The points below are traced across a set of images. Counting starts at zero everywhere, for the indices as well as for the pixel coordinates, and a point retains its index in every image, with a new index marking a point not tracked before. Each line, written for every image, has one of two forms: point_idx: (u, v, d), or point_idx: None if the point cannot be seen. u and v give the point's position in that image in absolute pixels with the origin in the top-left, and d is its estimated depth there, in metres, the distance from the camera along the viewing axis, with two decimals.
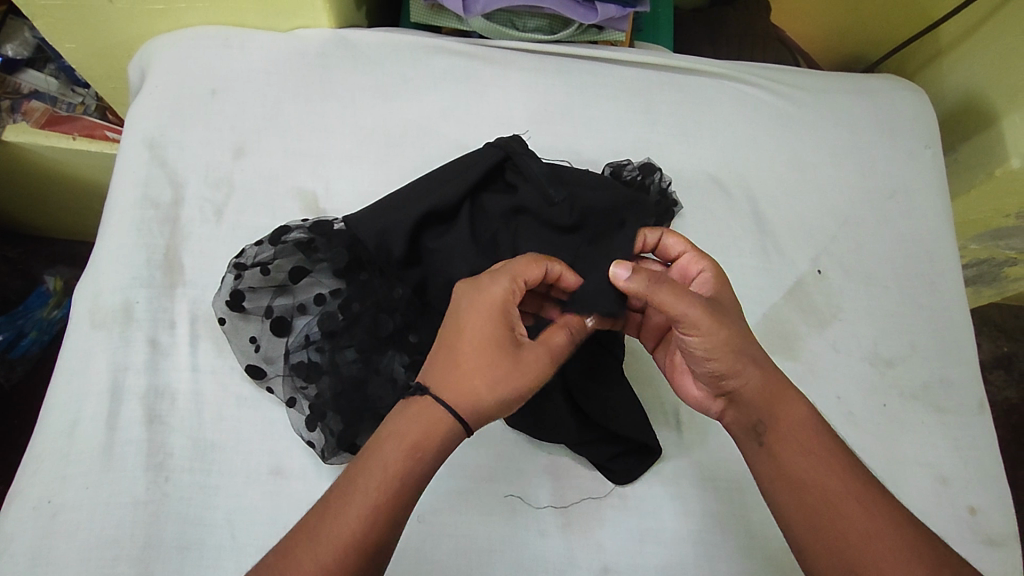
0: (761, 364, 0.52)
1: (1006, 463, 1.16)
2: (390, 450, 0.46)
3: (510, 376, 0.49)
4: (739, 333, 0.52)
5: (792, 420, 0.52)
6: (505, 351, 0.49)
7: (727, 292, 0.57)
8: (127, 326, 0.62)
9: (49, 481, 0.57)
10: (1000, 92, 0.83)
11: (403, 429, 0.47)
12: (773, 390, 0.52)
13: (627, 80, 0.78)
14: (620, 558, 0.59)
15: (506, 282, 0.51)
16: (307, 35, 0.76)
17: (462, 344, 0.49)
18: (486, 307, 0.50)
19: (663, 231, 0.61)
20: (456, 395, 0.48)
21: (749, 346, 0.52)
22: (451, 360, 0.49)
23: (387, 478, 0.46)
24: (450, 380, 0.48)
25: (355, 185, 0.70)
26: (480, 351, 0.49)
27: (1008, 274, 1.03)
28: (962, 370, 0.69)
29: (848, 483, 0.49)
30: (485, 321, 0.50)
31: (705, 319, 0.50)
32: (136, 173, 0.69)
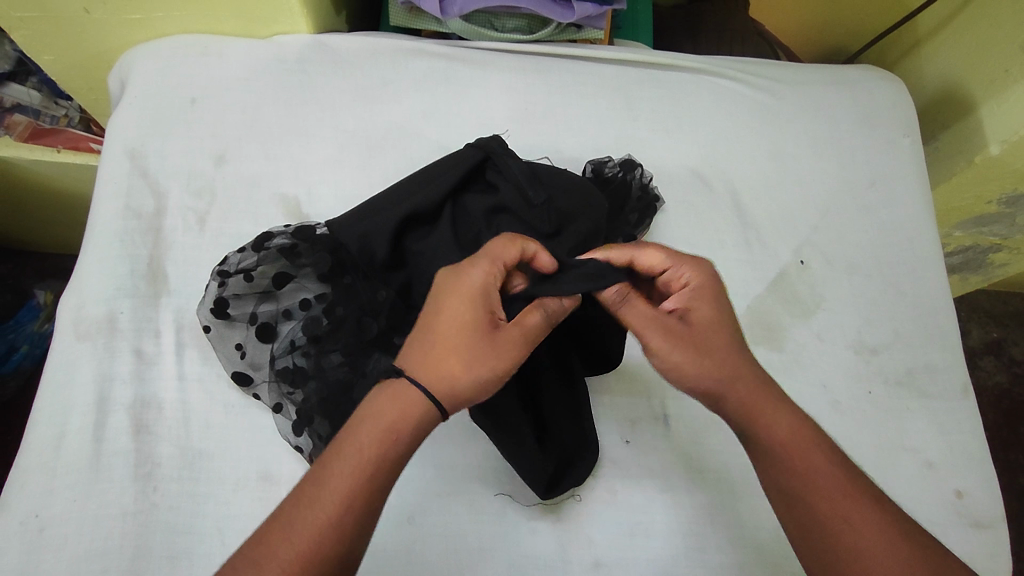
0: (732, 385, 0.51)
1: (999, 447, 1.17)
2: (365, 433, 0.46)
3: (485, 358, 0.49)
4: (719, 355, 0.52)
5: (789, 433, 0.50)
6: (484, 333, 0.49)
7: (708, 303, 0.54)
8: (112, 337, 0.62)
9: (37, 495, 0.56)
10: (975, 79, 0.84)
11: (380, 411, 0.47)
12: (752, 405, 0.51)
13: (607, 77, 0.79)
14: (612, 553, 0.59)
15: (484, 269, 0.52)
16: (285, 41, 0.76)
17: (439, 328, 0.50)
18: (466, 293, 0.51)
19: (636, 250, 0.56)
20: (431, 378, 0.48)
21: (721, 369, 0.52)
22: (428, 346, 0.49)
23: (362, 462, 0.45)
24: (426, 363, 0.49)
25: (337, 190, 0.71)
26: (460, 334, 0.49)
27: (993, 260, 1.04)
28: (946, 356, 0.70)
29: (846, 494, 0.48)
30: (467, 303, 0.50)
31: (665, 346, 0.52)
32: (117, 183, 0.69)
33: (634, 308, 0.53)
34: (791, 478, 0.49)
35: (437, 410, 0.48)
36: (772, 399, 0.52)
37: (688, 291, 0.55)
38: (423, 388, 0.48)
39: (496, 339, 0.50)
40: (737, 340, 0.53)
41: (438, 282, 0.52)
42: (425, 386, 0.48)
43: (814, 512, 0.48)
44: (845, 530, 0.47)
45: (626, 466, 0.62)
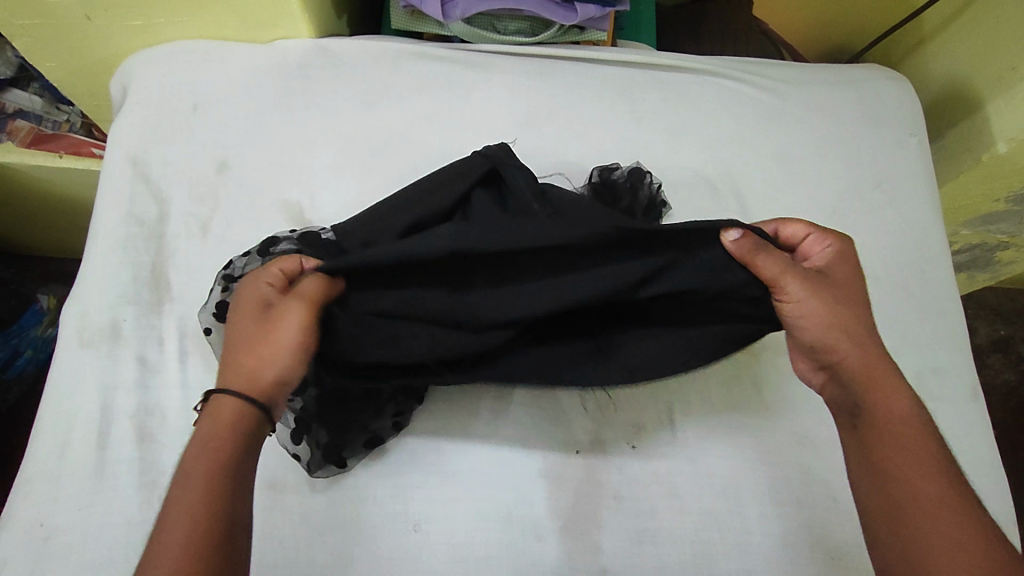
0: (854, 346, 0.53)
1: (1006, 446, 1.16)
2: (197, 441, 0.47)
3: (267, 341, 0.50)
4: (852, 316, 0.54)
5: (893, 415, 0.51)
6: (262, 326, 0.51)
7: (847, 267, 0.56)
8: (115, 345, 0.62)
9: (41, 504, 0.56)
10: (982, 77, 0.83)
11: (200, 425, 0.48)
12: (870, 374, 0.52)
13: (611, 79, 0.78)
14: (619, 560, 0.59)
15: (259, 280, 0.53)
16: (287, 45, 0.76)
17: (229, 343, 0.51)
18: (243, 304, 0.52)
19: (778, 222, 0.58)
20: (231, 380, 0.49)
21: (852, 330, 0.53)
22: (225, 360, 0.50)
23: (195, 473, 0.44)
24: (226, 372, 0.49)
25: (341, 196, 0.70)
26: (246, 335, 0.50)
27: (1001, 258, 1.03)
28: (954, 358, 0.69)
29: (941, 486, 0.47)
30: (242, 310, 0.52)
31: (805, 291, 0.53)
32: (120, 190, 0.69)
33: (770, 257, 0.53)
34: (890, 462, 0.49)
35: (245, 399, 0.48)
36: (889, 383, 0.52)
37: (830, 254, 0.57)
38: (223, 390, 0.48)
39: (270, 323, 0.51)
40: (864, 304, 0.55)
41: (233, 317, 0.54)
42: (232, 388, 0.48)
43: (899, 491, 0.48)
44: (933, 517, 0.46)
45: (632, 471, 0.62)
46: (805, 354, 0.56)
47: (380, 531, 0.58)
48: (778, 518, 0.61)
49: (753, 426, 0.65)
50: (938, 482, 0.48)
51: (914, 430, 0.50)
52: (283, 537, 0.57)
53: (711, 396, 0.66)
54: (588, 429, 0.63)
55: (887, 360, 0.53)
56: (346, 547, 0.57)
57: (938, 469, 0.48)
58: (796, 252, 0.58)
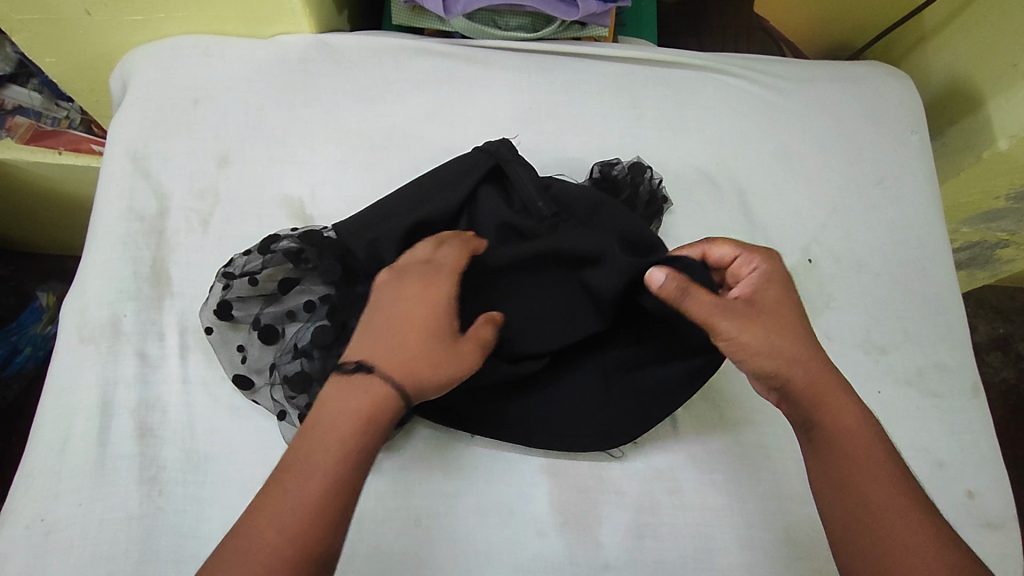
0: (797, 366, 0.53)
1: (1006, 444, 1.16)
2: (354, 407, 0.47)
3: (449, 361, 0.50)
4: (790, 336, 0.53)
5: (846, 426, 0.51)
6: (443, 337, 0.50)
7: (775, 286, 0.56)
8: (116, 340, 0.62)
9: (42, 499, 0.56)
10: (982, 74, 0.83)
11: (348, 398, 0.47)
12: (814, 396, 0.52)
13: (612, 74, 0.78)
14: (620, 555, 0.58)
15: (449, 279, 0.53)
16: (287, 41, 0.76)
17: (405, 325, 0.50)
18: (430, 297, 0.52)
19: (704, 244, 0.60)
20: (400, 372, 0.48)
21: (789, 350, 0.53)
22: (394, 341, 0.49)
23: (340, 447, 0.46)
24: (392, 357, 0.48)
25: (341, 192, 0.70)
26: (424, 335, 0.50)
27: (1000, 255, 1.03)
28: (955, 354, 0.69)
29: (900, 498, 0.48)
30: (425, 302, 0.51)
31: (737, 327, 0.52)
32: (120, 185, 0.68)
33: (697, 299, 0.53)
34: (850, 473, 0.49)
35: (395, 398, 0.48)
36: (840, 393, 0.52)
37: (756, 277, 0.57)
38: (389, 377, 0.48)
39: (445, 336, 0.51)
40: (798, 322, 0.55)
41: (391, 286, 0.52)
42: (393, 379, 0.48)
43: (862, 503, 0.48)
44: (893, 529, 0.47)
45: (633, 467, 0.62)
46: (755, 379, 0.55)
47: (381, 526, 0.57)
48: (780, 515, 0.61)
49: (755, 422, 0.65)
50: (894, 493, 0.48)
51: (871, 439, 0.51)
52: None
53: (712, 391, 0.66)
54: None
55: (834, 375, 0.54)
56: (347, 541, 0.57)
57: (895, 480, 0.49)
58: (729, 272, 0.59)
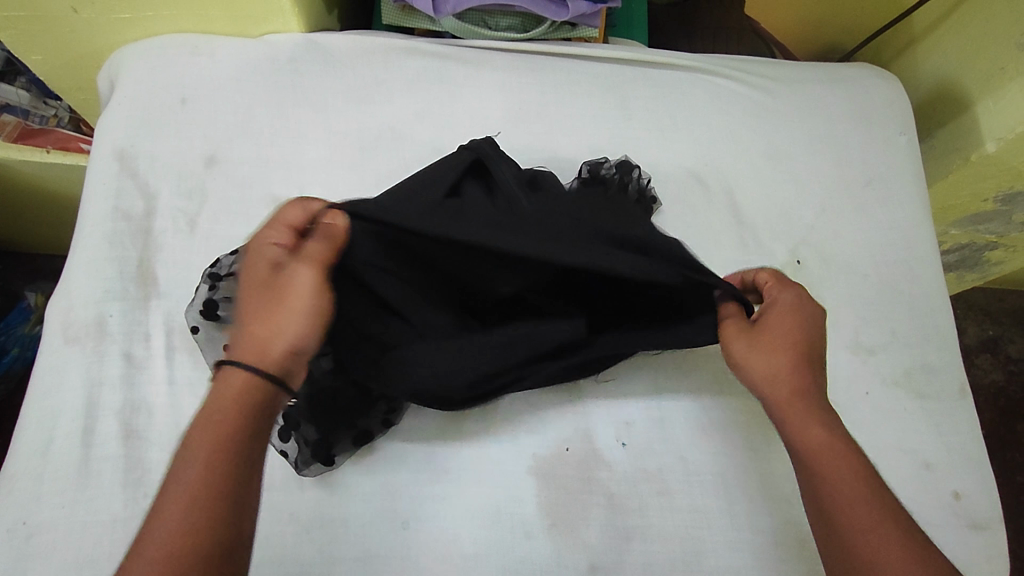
0: (777, 392, 0.54)
1: (994, 446, 1.17)
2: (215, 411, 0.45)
3: (286, 308, 0.49)
4: (786, 361, 0.55)
5: (815, 443, 0.51)
6: (270, 291, 0.50)
7: (787, 313, 0.58)
8: (101, 341, 0.61)
9: (24, 502, 0.56)
10: (971, 77, 0.83)
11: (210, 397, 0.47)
12: (784, 405, 0.54)
13: (602, 75, 0.78)
14: (607, 556, 0.58)
15: (269, 237, 0.52)
16: (276, 40, 0.75)
17: (243, 304, 0.50)
18: (255, 264, 0.51)
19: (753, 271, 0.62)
20: (248, 346, 0.48)
21: (773, 376, 0.55)
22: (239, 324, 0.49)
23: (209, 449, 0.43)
24: (242, 340, 0.48)
25: (330, 192, 0.70)
26: (256, 309, 0.49)
27: (989, 258, 1.03)
28: (943, 356, 0.70)
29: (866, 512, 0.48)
30: (256, 269, 0.51)
31: (736, 344, 0.58)
32: (106, 185, 0.68)
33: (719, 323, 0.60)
34: (813, 481, 0.51)
35: (240, 374, 0.46)
36: (814, 416, 0.53)
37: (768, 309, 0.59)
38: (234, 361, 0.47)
39: (279, 286, 0.50)
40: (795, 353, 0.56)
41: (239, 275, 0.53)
42: (246, 361, 0.47)
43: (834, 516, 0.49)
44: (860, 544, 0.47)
45: (622, 468, 0.62)
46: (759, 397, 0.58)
47: (369, 528, 0.57)
48: (769, 516, 0.61)
49: (743, 423, 0.65)
50: (859, 509, 0.48)
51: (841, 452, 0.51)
52: (270, 534, 0.57)
53: (702, 393, 0.66)
54: (578, 426, 0.63)
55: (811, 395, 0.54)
56: (334, 544, 0.57)
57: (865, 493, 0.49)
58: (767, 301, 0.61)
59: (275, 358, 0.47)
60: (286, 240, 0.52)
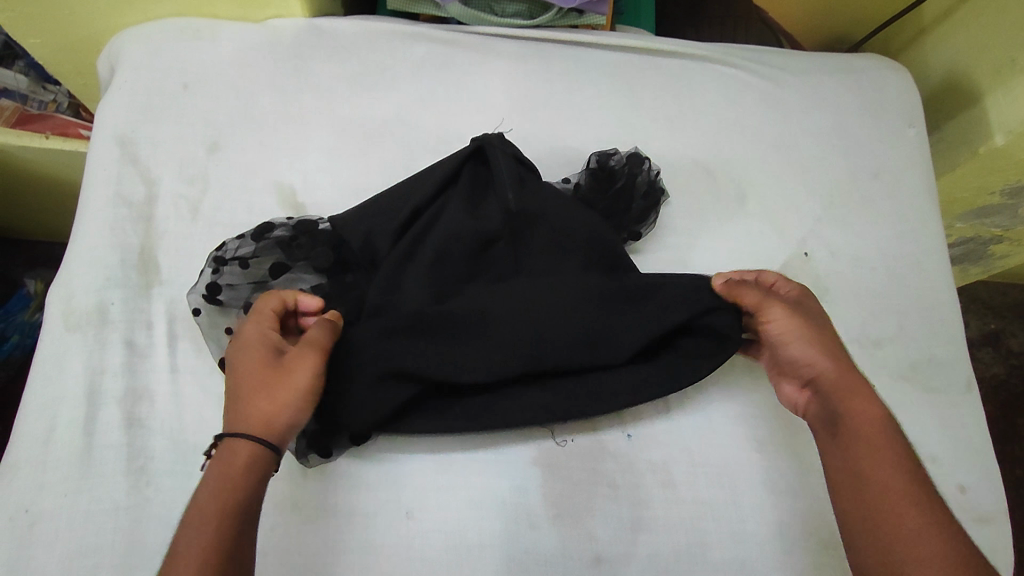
0: (829, 365, 0.55)
1: (995, 439, 1.17)
2: (234, 459, 0.48)
3: (286, 388, 0.51)
4: (825, 333, 0.57)
5: (864, 420, 0.52)
6: (269, 370, 0.52)
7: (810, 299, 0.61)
8: (102, 328, 0.61)
9: (26, 490, 0.55)
10: (981, 69, 0.82)
11: (212, 467, 0.48)
12: (840, 387, 0.54)
13: (609, 64, 0.77)
14: (612, 547, 0.58)
15: (258, 319, 0.55)
16: (279, 25, 0.74)
17: (237, 381, 0.52)
18: (246, 349, 0.53)
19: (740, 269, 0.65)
20: (249, 422, 0.50)
21: (826, 347, 0.56)
22: (233, 402, 0.51)
23: (218, 490, 0.47)
24: (236, 418, 0.50)
25: (335, 179, 0.69)
26: (251, 384, 0.51)
27: (994, 251, 1.03)
28: (949, 349, 0.69)
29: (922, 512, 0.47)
30: (247, 350, 0.53)
31: (781, 313, 0.58)
32: (107, 171, 0.67)
33: (747, 289, 0.60)
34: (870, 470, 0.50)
35: (238, 442, 0.49)
36: (865, 395, 0.54)
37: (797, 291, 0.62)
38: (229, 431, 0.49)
39: (277, 369, 0.52)
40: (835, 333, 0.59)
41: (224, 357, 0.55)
42: (249, 432, 0.49)
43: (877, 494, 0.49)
44: (902, 524, 0.47)
45: (629, 459, 0.61)
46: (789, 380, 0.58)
47: (373, 518, 0.57)
48: (774, 508, 0.61)
49: (749, 415, 0.65)
50: (909, 491, 0.49)
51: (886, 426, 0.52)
52: (273, 522, 0.56)
53: (705, 386, 0.66)
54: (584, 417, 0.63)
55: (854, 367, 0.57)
56: (338, 533, 0.56)
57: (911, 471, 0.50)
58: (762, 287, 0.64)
59: (280, 434, 0.50)
60: (272, 322, 0.56)
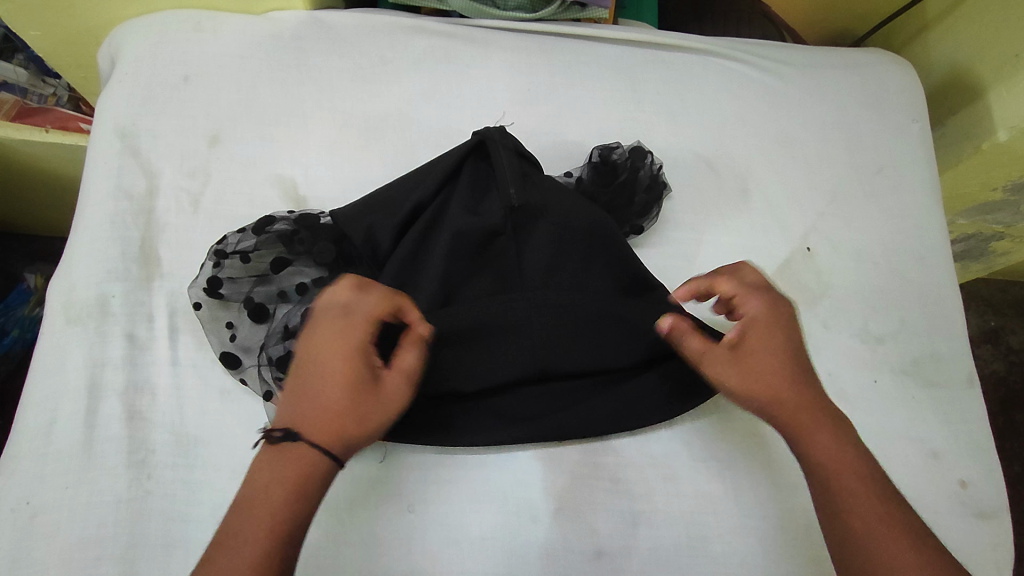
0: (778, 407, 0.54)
1: (995, 436, 1.17)
2: (305, 459, 0.46)
3: (375, 415, 0.50)
4: (764, 383, 0.54)
5: (828, 452, 0.52)
6: (365, 389, 0.50)
7: (760, 329, 0.56)
8: (103, 321, 0.61)
9: (28, 482, 0.55)
10: (985, 64, 0.82)
11: (279, 460, 0.46)
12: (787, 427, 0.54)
13: (612, 58, 0.77)
14: (613, 541, 0.58)
15: (364, 324, 0.51)
16: (281, 18, 0.74)
17: (328, 387, 0.49)
18: (341, 355, 0.50)
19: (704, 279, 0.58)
20: (331, 437, 0.48)
21: (765, 394, 0.54)
22: (316, 406, 0.48)
23: (292, 484, 0.46)
24: (319, 425, 0.48)
25: (336, 173, 0.69)
26: (344, 398, 0.49)
27: (995, 248, 1.03)
28: (951, 345, 0.69)
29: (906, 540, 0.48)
30: (343, 357, 0.50)
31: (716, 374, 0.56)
32: (108, 163, 0.67)
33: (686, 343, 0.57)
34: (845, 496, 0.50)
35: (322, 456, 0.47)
36: (825, 425, 0.53)
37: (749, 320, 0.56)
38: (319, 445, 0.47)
39: (371, 392, 0.50)
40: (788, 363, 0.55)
41: (308, 343, 0.51)
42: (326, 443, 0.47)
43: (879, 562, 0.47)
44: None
45: (630, 453, 0.61)
46: None
47: (374, 510, 0.57)
48: (775, 502, 0.61)
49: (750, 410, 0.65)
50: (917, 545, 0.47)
51: (872, 476, 0.51)
52: None
53: None
54: None
55: (819, 398, 0.55)
56: (339, 526, 0.56)
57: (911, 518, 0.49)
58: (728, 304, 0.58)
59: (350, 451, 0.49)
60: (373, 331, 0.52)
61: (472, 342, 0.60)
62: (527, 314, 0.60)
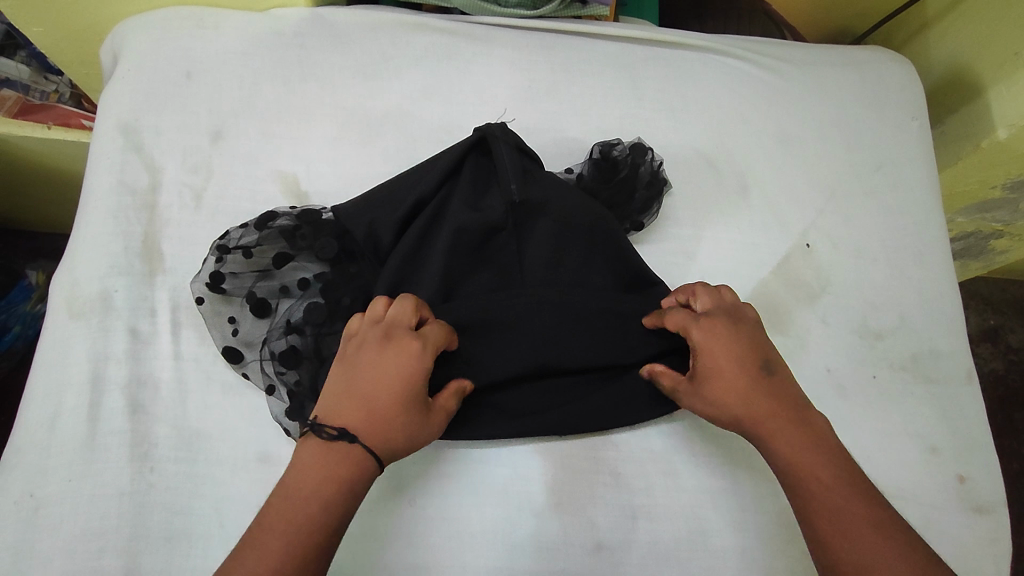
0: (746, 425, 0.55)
1: (994, 433, 1.17)
2: (347, 461, 0.49)
3: (415, 442, 0.52)
4: (724, 408, 0.56)
5: (800, 459, 0.52)
6: (417, 416, 0.52)
7: (713, 357, 0.57)
8: (106, 316, 0.61)
9: (32, 475, 0.56)
10: (984, 62, 0.82)
11: (326, 457, 0.49)
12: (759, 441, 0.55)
13: (612, 55, 0.77)
14: (613, 535, 0.58)
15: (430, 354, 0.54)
16: (282, 14, 0.74)
17: (388, 405, 0.51)
18: (404, 378, 0.52)
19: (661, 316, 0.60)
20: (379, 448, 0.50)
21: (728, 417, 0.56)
22: (374, 419, 0.51)
23: (336, 481, 0.48)
24: (374, 436, 0.50)
25: (338, 169, 0.69)
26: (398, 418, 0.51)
27: (994, 246, 1.03)
28: (950, 341, 0.70)
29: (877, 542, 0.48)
30: (403, 380, 0.52)
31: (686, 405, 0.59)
32: (111, 158, 0.67)
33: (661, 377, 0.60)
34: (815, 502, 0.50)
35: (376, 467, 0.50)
36: (794, 433, 0.54)
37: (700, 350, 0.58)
38: (378, 457, 0.50)
39: (420, 420, 0.53)
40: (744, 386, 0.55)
41: (382, 354, 0.53)
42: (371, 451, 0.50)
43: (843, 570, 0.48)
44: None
45: (630, 448, 0.62)
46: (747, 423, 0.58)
47: (375, 504, 0.57)
48: (775, 497, 0.61)
49: None
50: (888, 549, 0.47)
51: (839, 481, 0.51)
52: None
53: None
54: None
55: (787, 409, 0.55)
56: None
57: (879, 522, 0.49)
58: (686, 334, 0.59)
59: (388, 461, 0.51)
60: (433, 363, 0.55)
61: (474, 337, 0.60)
62: (527, 312, 0.60)
